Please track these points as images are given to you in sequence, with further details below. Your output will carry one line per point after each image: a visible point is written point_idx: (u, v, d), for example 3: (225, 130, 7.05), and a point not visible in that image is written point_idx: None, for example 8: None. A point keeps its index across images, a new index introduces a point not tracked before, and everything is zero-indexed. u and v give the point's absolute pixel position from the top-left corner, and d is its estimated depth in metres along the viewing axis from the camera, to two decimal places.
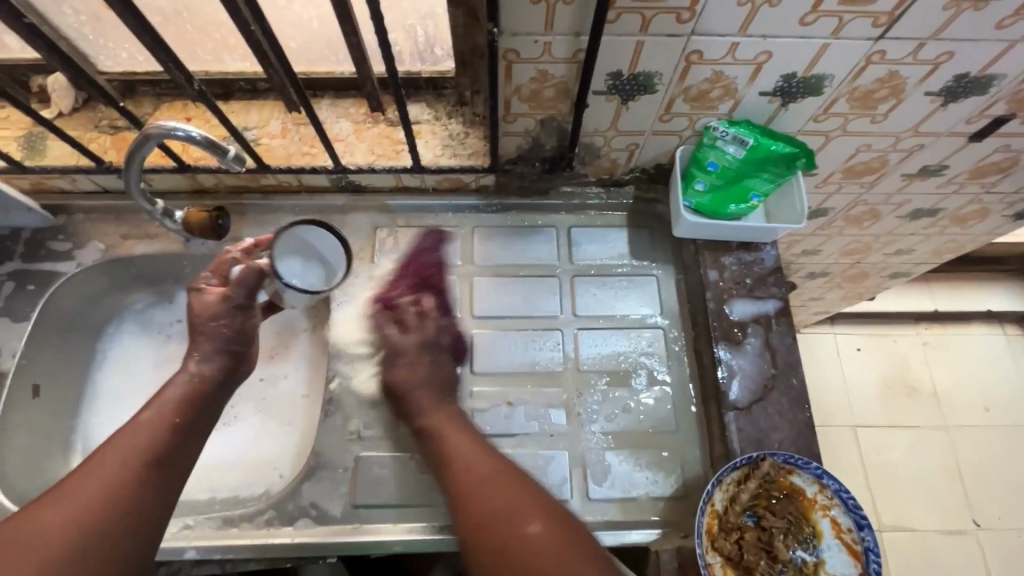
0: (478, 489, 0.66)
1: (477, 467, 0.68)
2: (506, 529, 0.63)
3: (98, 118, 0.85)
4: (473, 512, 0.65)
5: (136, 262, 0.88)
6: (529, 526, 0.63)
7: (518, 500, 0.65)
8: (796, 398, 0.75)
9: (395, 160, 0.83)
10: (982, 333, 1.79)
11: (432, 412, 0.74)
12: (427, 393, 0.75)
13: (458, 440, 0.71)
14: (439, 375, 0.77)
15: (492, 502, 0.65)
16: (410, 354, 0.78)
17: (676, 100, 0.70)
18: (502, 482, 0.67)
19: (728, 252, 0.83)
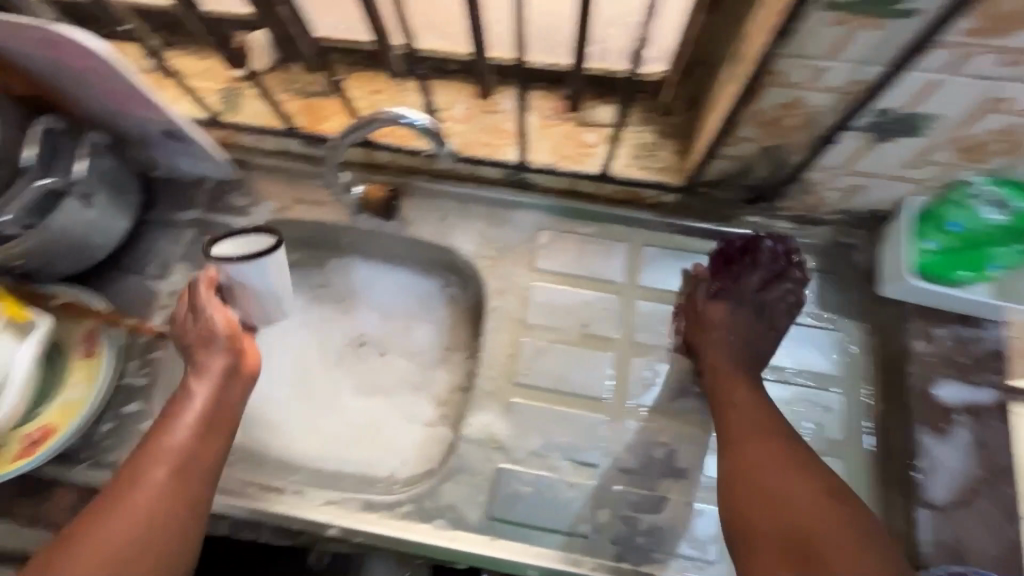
0: (749, 441, 0.65)
1: (751, 420, 0.67)
2: (781, 490, 0.61)
3: (291, 81, 0.86)
4: (744, 462, 0.64)
5: (302, 227, 0.89)
6: (812, 494, 0.60)
7: (792, 465, 0.63)
8: (1007, 510, 0.64)
9: (580, 164, 0.79)
10: None
11: (723, 357, 0.72)
12: (731, 333, 0.74)
13: (754, 396, 0.69)
14: (744, 325, 0.74)
15: (761, 457, 0.64)
16: (723, 290, 0.76)
17: (941, 147, 0.60)
18: (770, 441, 0.65)
19: (941, 323, 0.72)
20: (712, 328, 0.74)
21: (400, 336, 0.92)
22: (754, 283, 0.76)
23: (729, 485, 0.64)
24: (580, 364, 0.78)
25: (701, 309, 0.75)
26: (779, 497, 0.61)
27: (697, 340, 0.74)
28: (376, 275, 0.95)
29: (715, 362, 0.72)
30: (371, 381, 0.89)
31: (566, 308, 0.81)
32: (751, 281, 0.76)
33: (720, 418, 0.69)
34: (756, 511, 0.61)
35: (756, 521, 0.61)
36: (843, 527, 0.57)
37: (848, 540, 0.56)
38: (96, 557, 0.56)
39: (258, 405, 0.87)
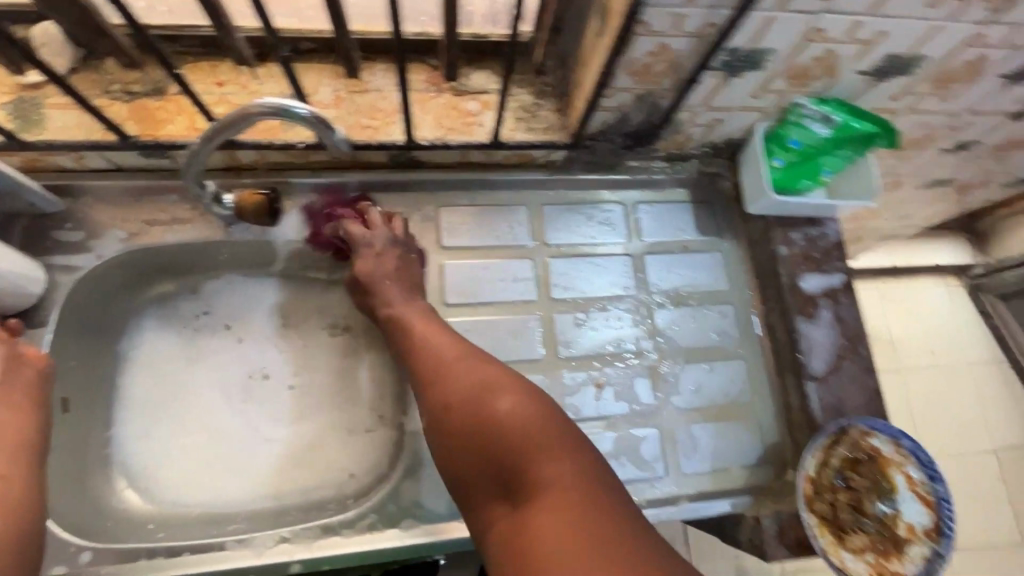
0: (444, 374, 0.65)
1: (445, 348, 0.68)
2: (474, 416, 0.60)
3: (108, 82, 0.71)
4: (437, 404, 0.64)
5: (165, 251, 0.77)
6: (498, 408, 0.60)
7: (481, 385, 0.62)
8: (866, 366, 0.80)
9: (467, 135, 0.77)
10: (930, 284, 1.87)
11: (400, 302, 0.73)
12: (387, 280, 0.74)
13: (453, 342, 0.68)
14: (407, 273, 0.76)
15: (450, 397, 0.63)
16: (378, 246, 0.76)
17: (778, 77, 0.69)
18: (461, 367, 0.65)
19: (795, 228, 0.85)
20: (376, 283, 0.75)
21: (306, 360, 0.85)
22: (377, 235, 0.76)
23: (437, 430, 0.63)
24: (508, 332, 0.79)
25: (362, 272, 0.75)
26: (473, 440, 0.60)
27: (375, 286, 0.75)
28: (266, 290, 0.86)
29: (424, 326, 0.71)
30: (290, 408, 0.83)
31: (484, 279, 0.81)
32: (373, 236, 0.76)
33: (411, 354, 0.69)
34: (458, 445, 0.61)
35: (462, 459, 0.61)
36: (536, 443, 0.57)
37: (533, 443, 0.57)
38: None
39: (160, 464, 0.78)
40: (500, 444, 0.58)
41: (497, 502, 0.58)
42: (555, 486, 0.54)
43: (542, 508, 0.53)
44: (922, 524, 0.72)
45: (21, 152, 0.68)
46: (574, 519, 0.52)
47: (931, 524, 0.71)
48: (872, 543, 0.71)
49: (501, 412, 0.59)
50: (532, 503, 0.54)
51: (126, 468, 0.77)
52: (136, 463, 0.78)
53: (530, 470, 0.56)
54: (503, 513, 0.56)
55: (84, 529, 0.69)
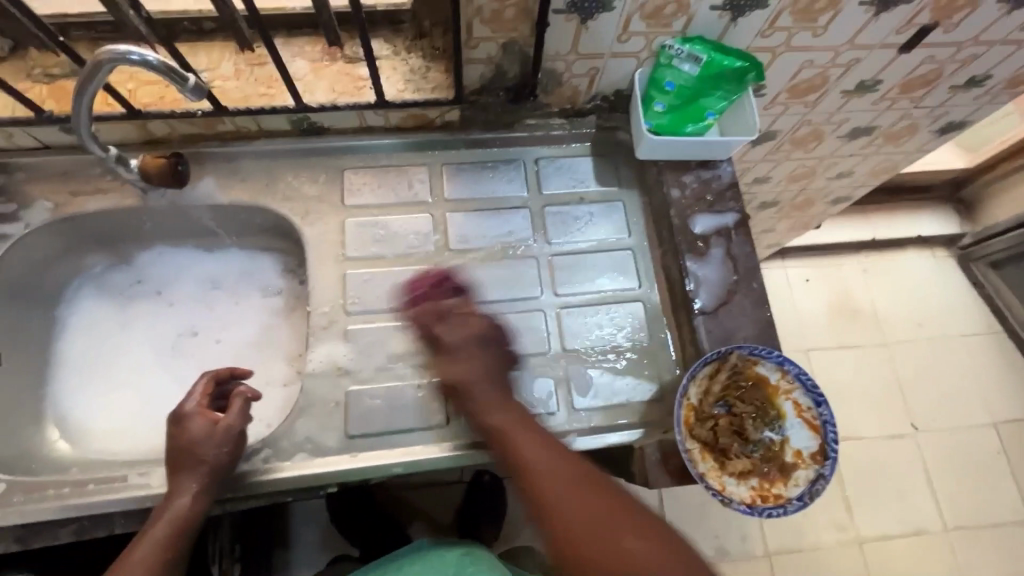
0: (557, 511, 0.63)
1: (547, 471, 0.65)
2: (602, 548, 0.60)
3: (30, 67, 0.79)
4: (571, 556, 0.61)
5: (90, 219, 0.84)
6: (630, 545, 0.61)
7: (601, 508, 0.63)
8: (757, 300, 0.81)
9: (357, 97, 0.82)
10: (892, 258, 2.06)
11: (501, 414, 0.70)
12: (491, 396, 0.71)
13: (529, 437, 0.68)
14: (493, 363, 0.74)
15: (591, 535, 0.61)
16: (453, 353, 0.73)
17: (633, 18, 0.72)
18: (563, 493, 0.64)
19: (688, 171, 0.87)
20: (463, 387, 0.71)
21: (232, 318, 0.91)
22: (454, 365, 0.72)
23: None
24: (406, 282, 0.83)
25: (445, 373, 0.72)
26: (636, 566, 0.59)
27: (465, 403, 0.72)
28: (194, 262, 0.93)
29: (515, 438, 0.67)
30: (211, 365, 0.88)
31: (385, 233, 0.85)
32: (448, 365, 0.72)
33: (524, 480, 0.66)
34: None
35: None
36: (661, 567, 0.59)
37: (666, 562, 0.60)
38: None
39: (93, 416, 0.84)
40: None
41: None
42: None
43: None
44: (809, 448, 0.72)
45: None
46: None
47: (816, 447, 0.71)
48: (755, 467, 0.72)
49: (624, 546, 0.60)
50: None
51: (58, 419, 0.83)
52: (69, 418, 0.84)
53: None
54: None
55: (5, 465, 0.75)
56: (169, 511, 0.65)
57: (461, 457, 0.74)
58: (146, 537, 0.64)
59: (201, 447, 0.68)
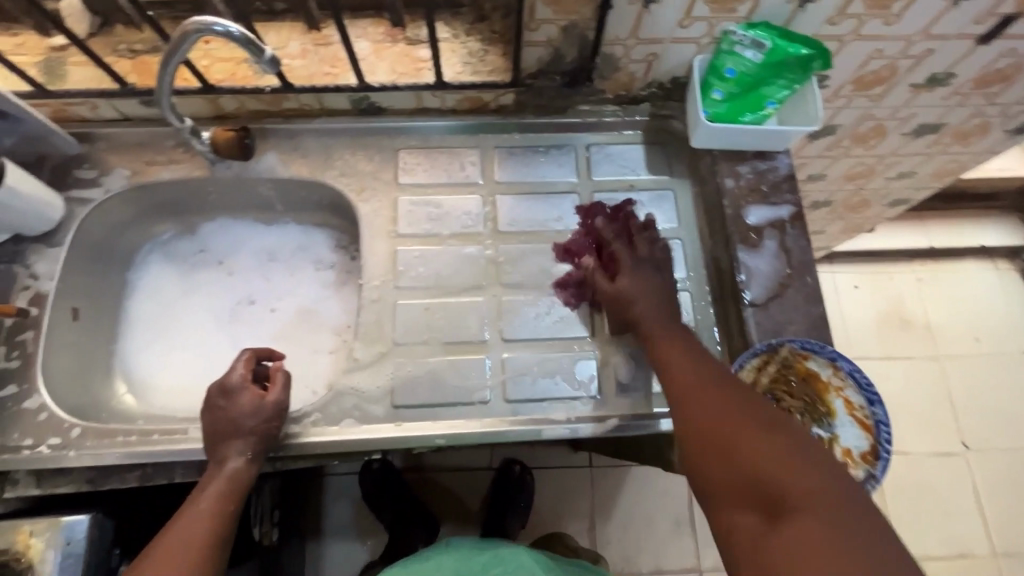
0: (688, 390, 0.63)
1: (688, 360, 0.67)
2: (720, 419, 0.58)
3: (116, 42, 0.84)
4: (696, 439, 0.59)
5: (162, 188, 0.89)
6: (763, 436, 0.55)
7: (748, 407, 0.58)
8: (811, 294, 0.79)
9: (417, 78, 0.84)
10: (950, 268, 1.96)
11: (653, 322, 0.72)
12: (651, 311, 0.73)
13: (687, 355, 0.67)
14: (663, 290, 0.75)
15: (716, 417, 0.58)
16: (631, 269, 0.76)
17: (698, 1, 0.71)
18: (706, 392, 0.62)
19: (743, 161, 0.86)
20: (633, 301, 0.74)
21: (286, 289, 0.95)
22: (627, 282, 0.75)
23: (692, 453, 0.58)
24: (456, 261, 0.85)
25: (614, 291, 0.76)
26: (747, 440, 0.55)
27: (624, 316, 0.75)
28: (253, 235, 0.97)
29: (665, 347, 0.69)
30: (265, 332, 0.92)
31: (437, 212, 0.87)
32: (621, 286, 0.75)
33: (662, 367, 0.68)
34: (712, 471, 0.56)
35: (710, 476, 0.56)
36: (797, 462, 0.51)
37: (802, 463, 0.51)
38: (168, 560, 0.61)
39: (155, 375, 0.89)
40: (743, 462, 0.53)
41: (734, 511, 0.53)
42: (817, 492, 0.49)
43: (804, 515, 0.48)
44: (860, 448, 0.69)
45: (45, 100, 0.82)
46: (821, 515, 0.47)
47: (868, 448, 0.69)
48: None
49: (751, 435, 0.55)
50: (788, 515, 0.48)
51: (125, 374, 0.89)
52: (134, 374, 0.89)
53: (780, 480, 0.51)
54: (751, 523, 0.51)
55: (78, 414, 0.80)
56: (221, 474, 0.69)
57: (501, 434, 0.75)
58: (202, 496, 0.67)
59: (251, 418, 0.71)
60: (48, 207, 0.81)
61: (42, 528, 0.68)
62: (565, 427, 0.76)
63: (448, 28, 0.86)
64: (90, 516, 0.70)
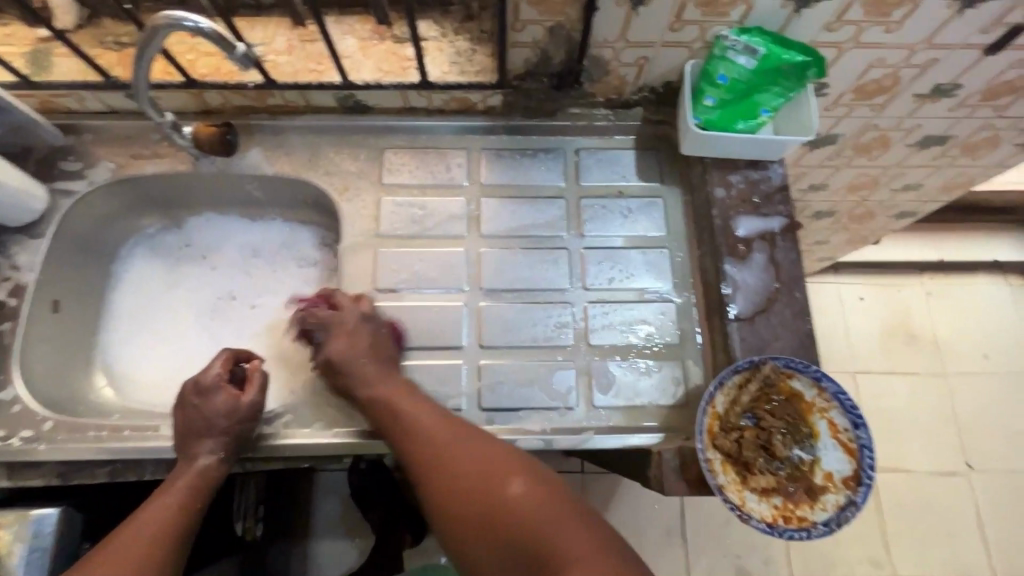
0: (437, 459, 0.66)
1: (424, 423, 0.69)
2: (483, 484, 0.62)
3: (103, 35, 0.84)
4: (457, 508, 0.63)
5: (147, 182, 0.88)
6: (528, 498, 0.60)
7: (495, 464, 0.64)
8: (799, 310, 0.76)
9: (402, 77, 0.83)
10: (960, 282, 1.91)
11: (384, 387, 0.73)
12: (365, 367, 0.74)
13: (434, 414, 0.70)
14: (367, 343, 0.75)
15: (474, 480, 0.63)
16: (350, 325, 0.76)
17: (688, 4, 0.69)
18: (460, 451, 0.66)
19: (736, 170, 0.83)
20: (353, 363, 0.75)
21: (268, 286, 0.94)
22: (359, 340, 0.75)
23: (453, 520, 0.62)
24: (437, 264, 0.83)
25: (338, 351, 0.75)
26: (518, 506, 0.60)
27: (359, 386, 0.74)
28: (239, 230, 0.96)
29: (408, 412, 0.70)
30: (246, 328, 0.92)
31: (418, 214, 0.86)
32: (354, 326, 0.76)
33: (401, 432, 0.70)
34: (483, 537, 0.60)
35: (476, 546, 0.60)
36: (557, 529, 0.57)
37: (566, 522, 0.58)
38: (127, 550, 0.60)
39: (136, 368, 0.89)
40: (514, 527, 0.58)
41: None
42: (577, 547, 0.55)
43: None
44: (842, 472, 0.67)
45: (31, 91, 0.82)
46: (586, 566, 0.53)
47: (850, 472, 0.67)
48: (780, 486, 0.68)
49: (510, 496, 0.60)
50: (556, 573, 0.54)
51: (106, 367, 0.88)
52: (115, 367, 0.89)
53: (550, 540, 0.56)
54: None
55: (54, 406, 0.80)
56: (191, 470, 0.68)
57: None
58: (169, 490, 0.66)
59: (224, 417, 0.70)
60: (33, 199, 0.81)
61: (9, 521, 0.67)
62: (539, 438, 0.74)
63: (436, 26, 0.85)
64: (59, 510, 0.69)
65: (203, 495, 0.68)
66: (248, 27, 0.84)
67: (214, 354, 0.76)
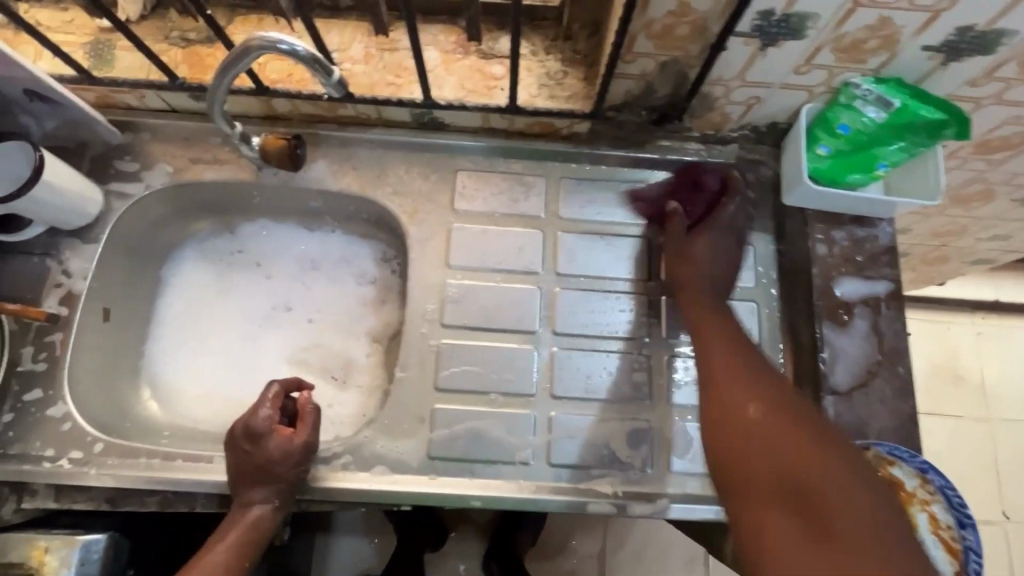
0: (719, 375, 0.61)
1: (727, 350, 0.63)
2: (754, 393, 0.57)
3: (168, 28, 0.79)
4: (739, 452, 0.54)
5: (205, 188, 0.83)
6: (811, 444, 0.51)
7: (791, 413, 0.55)
8: (900, 387, 0.71)
9: (488, 98, 0.76)
10: (1016, 324, 1.82)
11: (697, 290, 0.71)
12: (693, 276, 0.72)
13: (728, 351, 0.63)
14: (722, 255, 0.73)
15: (750, 399, 0.57)
16: (704, 228, 0.74)
17: (824, 49, 0.62)
18: (735, 371, 0.60)
19: (839, 226, 0.77)
20: (691, 263, 0.73)
21: (324, 296, 0.88)
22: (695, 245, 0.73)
23: (721, 430, 0.57)
24: (509, 302, 0.78)
25: (683, 248, 0.74)
26: (798, 454, 0.51)
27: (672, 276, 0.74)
28: (293, 240, 0.90)
29: (704, 325, 0.67)
30: (295, 343, 0.86)
31: (487, 246, 0.80)
32: (695, 246, 0.73)
33: (698, 345, 0.66)
34: (752, 475, 0.52)
35: (741, 483, 0.53)
36: (866, 524, 0.46)
37: (796, 447, 0.51)
38: None
39: (182, 381, 0.84)
40: (803, 477, 0.49)
41: (772, 511, 0.49)
42: (855, 516, 0.46)
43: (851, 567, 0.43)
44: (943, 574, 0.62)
45: (91, 86, 0.77)
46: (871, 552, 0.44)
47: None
48: None
49: (757, 423, 0.55)
50: (835, 535, 0.45)
51: (151, 378, 0.84)
52: (161, 378, 0.84)
53: (832, 504, 0.47)
54: (778, 518, 0.49)
55: (98, 420, 0.76)
56: (243, 520, 0.65)
57: (544, 502, 0.70)
58: (219, 543, 0.64)
59: (278, 464, 0.66)
60: (88, 200, 0.76)
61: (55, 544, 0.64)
62: (610, 502, 0.70)
63: (525, 42, 0.78)
64: (106, 536, 0.66)
65: (254, 545, 0.65)
66: (324, 29, 0.78)
67: (264, 388, 0.70)
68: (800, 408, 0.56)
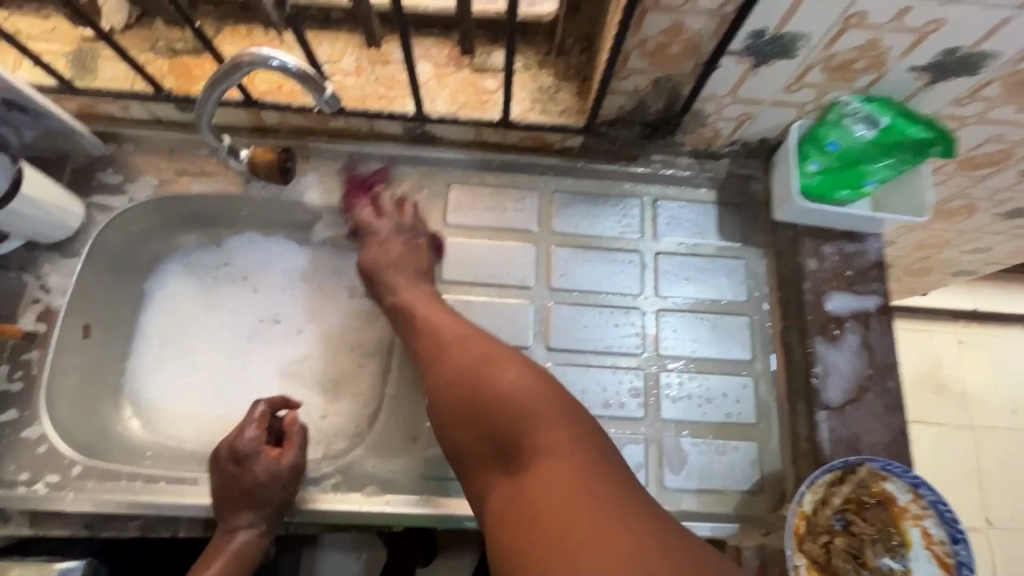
0: (435, 344, 0.66)
1: (433, 315, 0.70)
2: (475, 349, 0.63)
3: (154, 38, 0.77)
4: (458, 413, 0.60)
5: (191, 201, 0.81)
6: (531, 391, 0.58)
7: (492, 357, 0.62)
8: (892, 402, 0.71)
9: (480, 112, 0.76)
10: (996, 333, 1.85)
11: (404, 291, 0.73)
12: (393, 271, 0.75)
13: (452, 317, 0.69)
14: (410, 255, 0.76)
15: (465, 355, 0.63)
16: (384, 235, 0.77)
17: (814, 68, 0.63)
18: (463, 340, 0.65)
19: (830, 241, 0.77)
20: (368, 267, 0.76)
21: (313, 310, 0.86)
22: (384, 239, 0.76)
23: (437, 393, 0.63)
24: (502, 317, 0.77)
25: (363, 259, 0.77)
26: (525, 400, 0.57)
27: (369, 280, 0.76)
28: (281, 253, 0.88)
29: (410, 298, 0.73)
30: (284, 357, 0.84)
31: (478, 260, 0.79)
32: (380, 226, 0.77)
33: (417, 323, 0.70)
34: (468, 430, 0.59)
35: (462, 440, 0.60)
36: (562, 458, 0.52)
37: (537, 393, 0.58)
38: None
39: (165, 398, 0.82)
40: (499, 418, 0.57)
41: (491, 468, 0.57)
42: (554, 463, 0.52)
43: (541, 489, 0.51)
44: None
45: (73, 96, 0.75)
46: (594, 475, 0.51)
47: None
48: None
49: (499, 383, 0.59)
50: (529, 469, 0.53)
51: (133, 395, 0.82)
52: (144, 395, 0.82)
53: (529, 446, 0.54)
54: (494, 471, 0.57)
55: (79, 441, 0.73)
56: (229, 547, 0.64)
57: None
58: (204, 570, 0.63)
59: (264, 487, 0.64)
60: (69, 212, 0.74)
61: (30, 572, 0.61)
62: None
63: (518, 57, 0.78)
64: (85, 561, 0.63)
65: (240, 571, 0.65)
66: (314, 41, 0.77)
67: (252, 407, 0.68)
68: (492, 357, 0.62)
